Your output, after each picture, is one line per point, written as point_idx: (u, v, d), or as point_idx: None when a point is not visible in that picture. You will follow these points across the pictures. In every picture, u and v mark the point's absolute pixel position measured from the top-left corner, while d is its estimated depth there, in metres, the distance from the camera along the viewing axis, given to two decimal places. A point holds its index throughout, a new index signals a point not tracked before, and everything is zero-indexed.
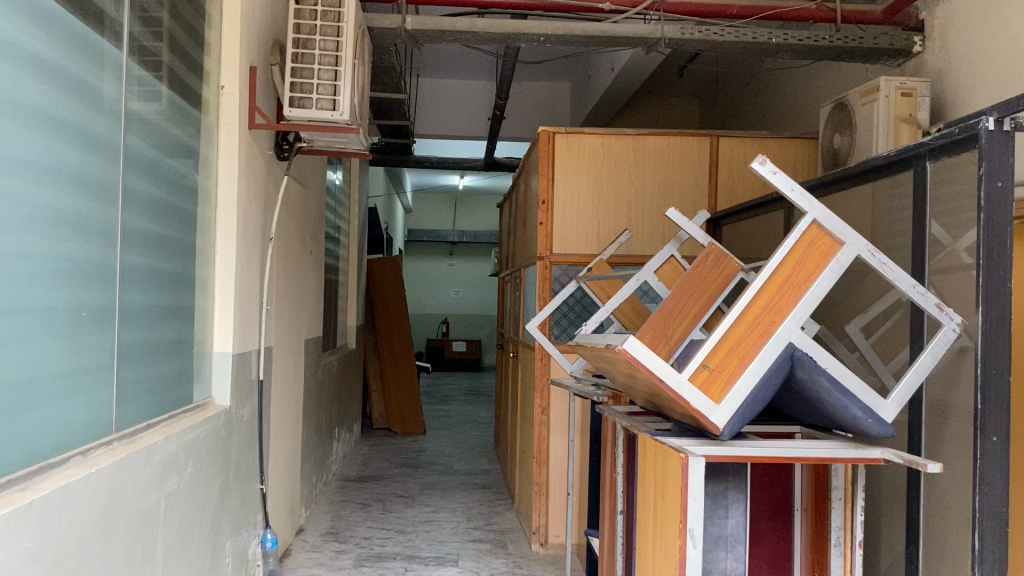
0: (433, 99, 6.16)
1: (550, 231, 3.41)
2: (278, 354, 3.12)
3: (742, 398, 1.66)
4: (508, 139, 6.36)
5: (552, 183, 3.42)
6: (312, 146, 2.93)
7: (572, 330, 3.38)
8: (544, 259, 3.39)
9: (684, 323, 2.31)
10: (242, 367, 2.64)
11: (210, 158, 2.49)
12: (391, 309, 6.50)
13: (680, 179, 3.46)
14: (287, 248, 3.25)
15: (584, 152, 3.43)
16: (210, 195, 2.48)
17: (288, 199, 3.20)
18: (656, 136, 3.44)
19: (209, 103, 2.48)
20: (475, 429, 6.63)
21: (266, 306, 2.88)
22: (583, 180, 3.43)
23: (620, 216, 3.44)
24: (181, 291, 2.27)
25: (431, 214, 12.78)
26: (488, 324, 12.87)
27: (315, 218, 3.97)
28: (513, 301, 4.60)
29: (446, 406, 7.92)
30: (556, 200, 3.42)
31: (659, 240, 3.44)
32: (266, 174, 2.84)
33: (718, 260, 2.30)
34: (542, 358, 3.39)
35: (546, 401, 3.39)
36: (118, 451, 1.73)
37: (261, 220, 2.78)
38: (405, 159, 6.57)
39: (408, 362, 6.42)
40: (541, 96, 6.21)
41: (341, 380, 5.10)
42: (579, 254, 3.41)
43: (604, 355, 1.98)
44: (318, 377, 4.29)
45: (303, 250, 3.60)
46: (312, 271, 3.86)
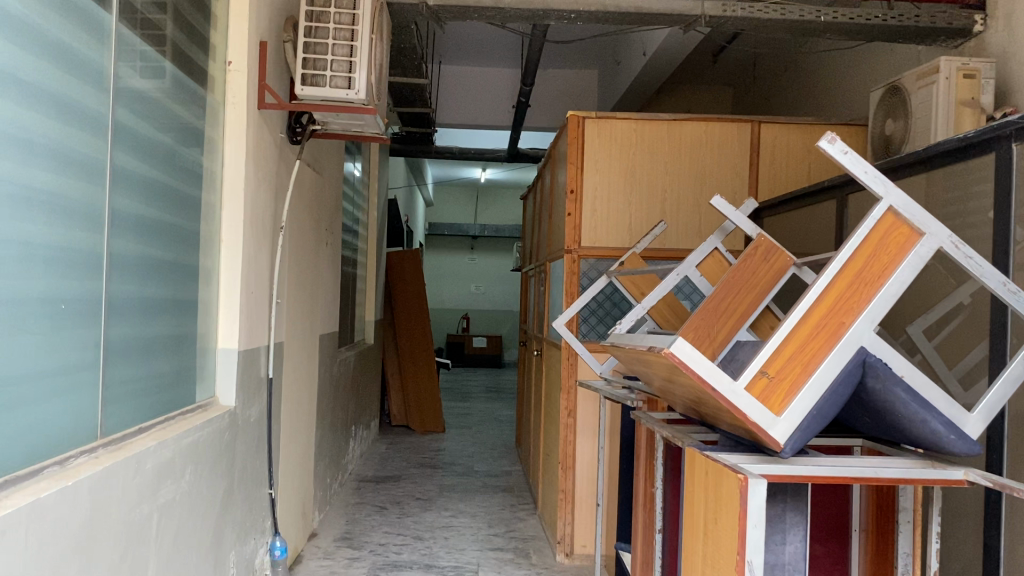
0: (455, 87, 5.97)
1: (578, 222, 3.20)
2: (289, 350, 2.94)
3: (806, 410, 1.46)
4: (532, 129, 6.16)
5: (581, 172, 3.21)
6: (327, 128, 2.75)
7: (600, 327, 3.18)
8: (572, 253, 3.19)
9: (730, 322, 2.11)
10: (249, 364, 2.46)
11: (215, 139, 2.31)
12: (411, 303, 6.32)
13: (719, 167, 3.24)
14: (300, 237, 3.08)
15: (615, 138, 3.21)
16: (215, 179, 2.30)
17: (301, 185, 3.02)
18: (693, 121, 3.23)
19: (215, 80, 2.30)
20: (496, 427, 6.45)
21: (276, 300, 2.71)
22: (614, 169, 3.22)
23: (653, 208, 3.23)
24: (182, 283, 2.09)
25: (453, 208, 12.59)
26: (509, 320, 12.68)
27: (332, 207, 3.79)
28: (537, 297, 4.41)
29: (466, 404, 7.74)
30: (585, 189, 3.21)
31: (695, 233, 3.22)
32: (278, 158, 2.66)
33: (768, 253, 2.11)
34: (570, 357, 3.19)
35: (572, 402, 3.18)
36: (102, 460, 1.55)
37: (271, 207, 2.60)
38: (426, 149, 6.38)
39: (428, 358, 6.24)
40: (568, 84, 6.01)
41: (359, 377, 4.93)
42: (610, 248, 3.20)
43: (643, 358, 1.77)
44: (334, 374, 4.12)
45: (317, 241, 3.42)
46: (327, 263, 3.68)
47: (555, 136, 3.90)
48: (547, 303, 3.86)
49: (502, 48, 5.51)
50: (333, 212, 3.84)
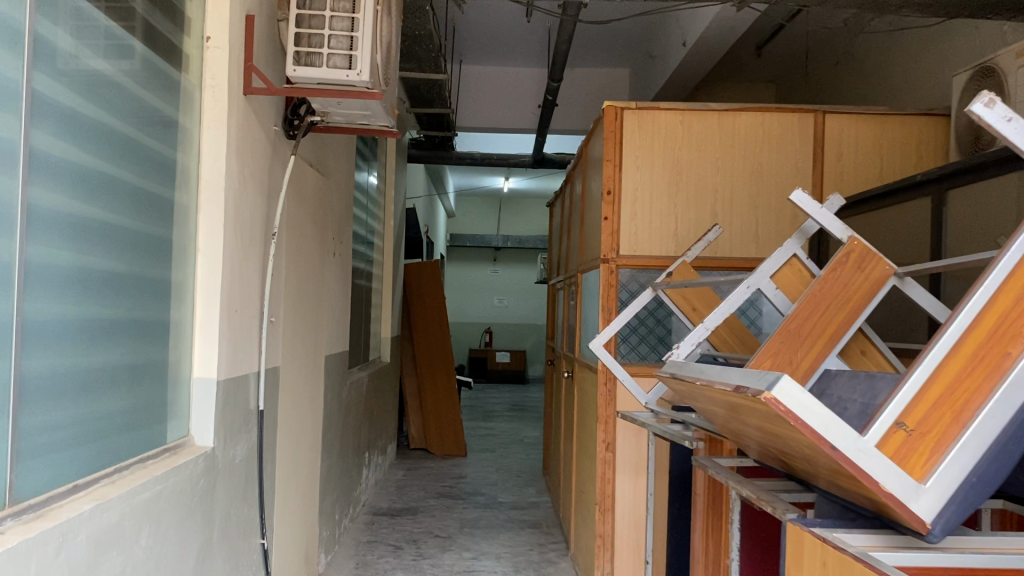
0: (477, 88, 5.60)
1: (616, 228, 2.80)
2: (285, 377, 2.56)
3: (964, 477, 1.03)
4: (559, 132, 5.77)
5: (619, 170, 2.81)
6: (328, 120, 2.38)
7: (641, 348, 2.78)
8: (609, 263, 2.79)
9: (816, 346, 1.71)
10: (233, 396, 2.08)
11: (190, 129, 1.93)
12: (430, 317, 5.93)
13: (777, 165, 2.83)
14: (299, 247, 2.70)
15: (658, 132, 2.82)
16: (188, 176, 1.92)
17: (300, 186, 2.64)
18: (747, 113, 2.83)
19: (190, 59, 1.93)
20: (522, 451, 6.05)
21: (268, 318, 2.33)
22: (657, 167, 2.82)
23: (702, 211, 2.82)
24: (142, 301, 1.71)
25: (475, 219, 12.23)
26: (533, 334, 12.26)
27: (340, 214, 3.42)
28: (567, 312, 4.01)
29: (489, 424, 7.34)
30: (624, 190, 2.81)
31: (751, 240, 2.82)
32: (270, 153, 2.29)
33: (862, 262, 1.70)
34: (607, 381, 2.78)
35: (610, 435, 2.78)
36: (7, 538, 1.16)
37: (262, 210, 2.23)
38: (446, 155, 6.02)
39: (448, 377, 5.85)
40: (598, 84, 5.63)
41: (373, 398, 4.55)
42: (652, 258, 2.80)
43: (721, 398, 1.37)
44: (344, 398, 3.74)
45: (321, 251, 3.04)
46: (334, 275, 3.30)
47: (585, 135, 3.50)
48: (580, 319, 3.46)
49: (526, 45, 5.14)
50: (341, 220, 3.47)
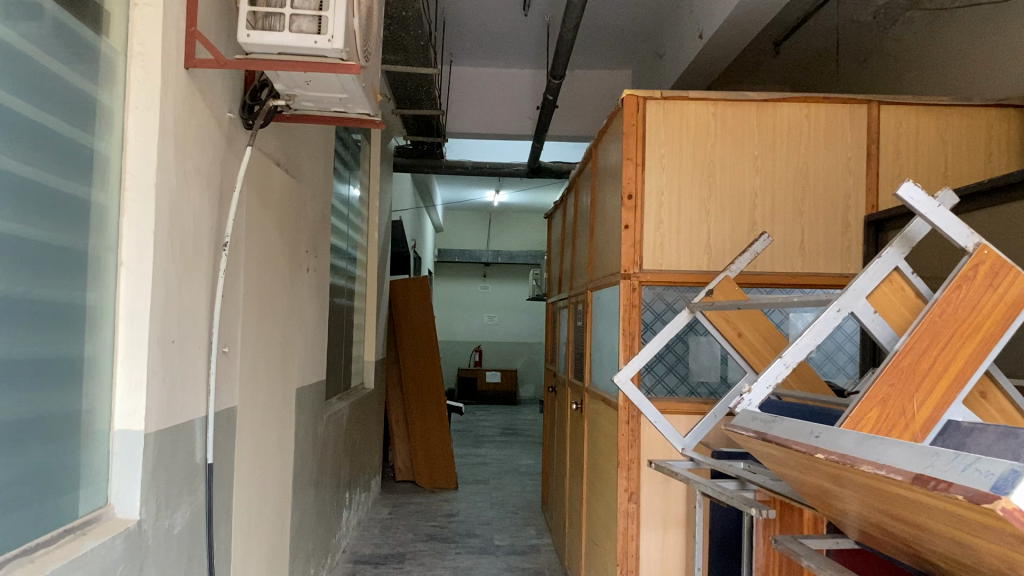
0: (468, 91, 5.19)
1: (639, 238, 2.38)
2: (243, 419, 2.11)
3: None
4: (557, 138, 5.36)
5: (642, 171, 2.39)
6: (294, 106, 1.95)
7: (670, 379, 2.41)
8: (630, 279, 2.37)
9: (935, 390, 1.28)
10: (170, 449, 1.63)
11: (112, 108, 1.48)
12: (418, 338, 5.48)
13: (825, 165, 2.43)
14: (262, 261, 2.26)
15: (687, 125, 2.41)
16: (109, 169, 1.48)
17: (262, 188, 2.21)
18: (790, 103, 2.42)
19: (112, 17, 1.49)
20: (517, 482, 5.60)
21: (218, 349, 1.88)
22: (685, 167, 2.40)
23: (740, 218, 2.40)
24: (35, 334, 1.26)
25: (464, 233, 11.82)
26: (523, 353, 11.83)
27: (316, 224, 2.98)
28: (572, 334, 3.58)
29: (481, 451, 6.89)
30: (648, 193, 2.39)
31: (797, 252, 2.40)
32: (222, 144, 1.86)
33: (995, 277, 1.27)
34: (630, 420, 2.35)
35: (633, 482, 2.34)
36: None
37: (211, 215, 1.78)
38: (435, 163, 5.60)
39: (438, 403, 5.39)
40: (599, 86, 5.24)
41: (354, 430, 4.09)
42: (682, 274, 2.38)
43: (851, 478, 0.94)
44: (321, 433, 3.28)
45: (292, 265, 2.61)
46: (309, 294, 2.86)
47: (594, 138, 3.09)
48: (590, 343, 3.04)
49: (522, 44, 4.74)
50: (318, 230, 3.03)
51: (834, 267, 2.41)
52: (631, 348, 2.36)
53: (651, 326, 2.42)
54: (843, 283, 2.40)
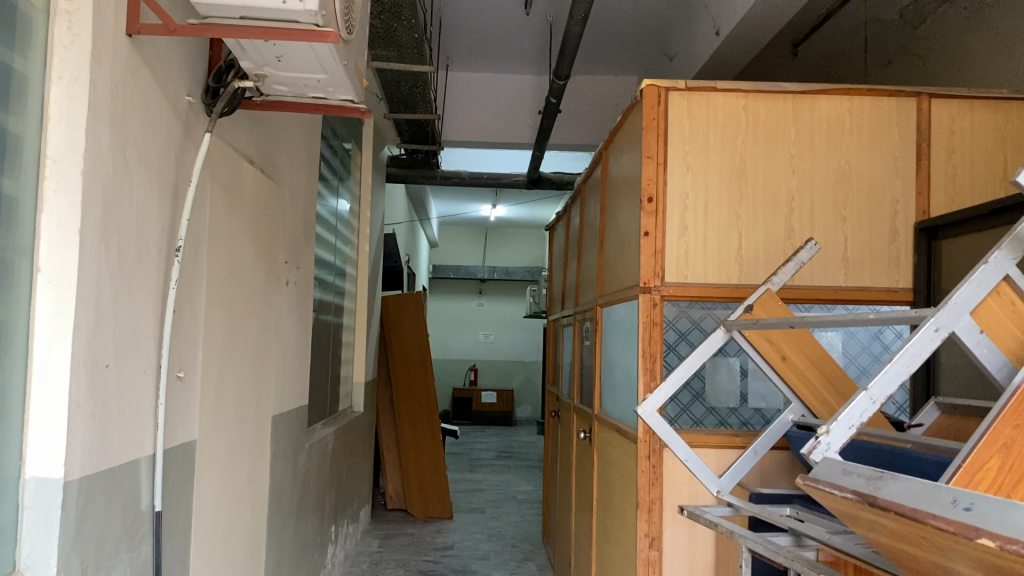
0: (464, 96, 4.92)
1: (660, 247, 2.09)
2: (204, 454, 1.81)
3: None
4: (559, 147, 5.09)
5: (663, 171, 2.11)
6: (264, 89, 1.66)
7: (697, 409, 2.14)
8: (651, 293, 2.08)
9: None
10: (102, 499, 1.32)
11: (27, 74, 1.18)
12: (411, 357, 5.18)
13: (869, 166, 2.15)
14: (232, 271, 1.97)
15: (714, 120, 2.13)
16: (22, 153, 1.18)
17: (230, 187, 1.92)
18: (830, 96, 2.15)
19: None
20: (515, 510, 5.28)
21: (169, 373, 1.58)
22: (713, 167, 2.13)
23: (774, 224, 2.13)
24: None
25: (460, 248, 11.54)
26: (520, 372, 11.52)
27: (298, 232, 2.69)
28: (578, 354, 3.29)
29: (477, 476, 6.57)
30: (671, 196, 2.11)
31: (839, 263, 2.12)
32: (177, 130, 1.57)
33: None
34: (651, 454, 2.05)
35: (655, 525, 2.05)
36: None
37: (159, 213, 1.48)
38: (430, 173, 5.32)
39: (433, 427, 5.08)
40: (604, 92, 4.97)
41: (342, 457, 3.79)
42: (710, 288, 2.10)
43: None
44: (303, 463, 2.97)
45: (268, 277, 2.31)
46: (288, 310, 2.56)
47: (603, 141, 2.81)
48: (601, 365, 2.75)
49: (523, 46, 4.48)
50: (301, 238, 2.74)
51: (880, 280, 2.13)
52: (652, 372, 2.08)
53: (675, 347, 2.14)
54: (890, 300, 2.12)
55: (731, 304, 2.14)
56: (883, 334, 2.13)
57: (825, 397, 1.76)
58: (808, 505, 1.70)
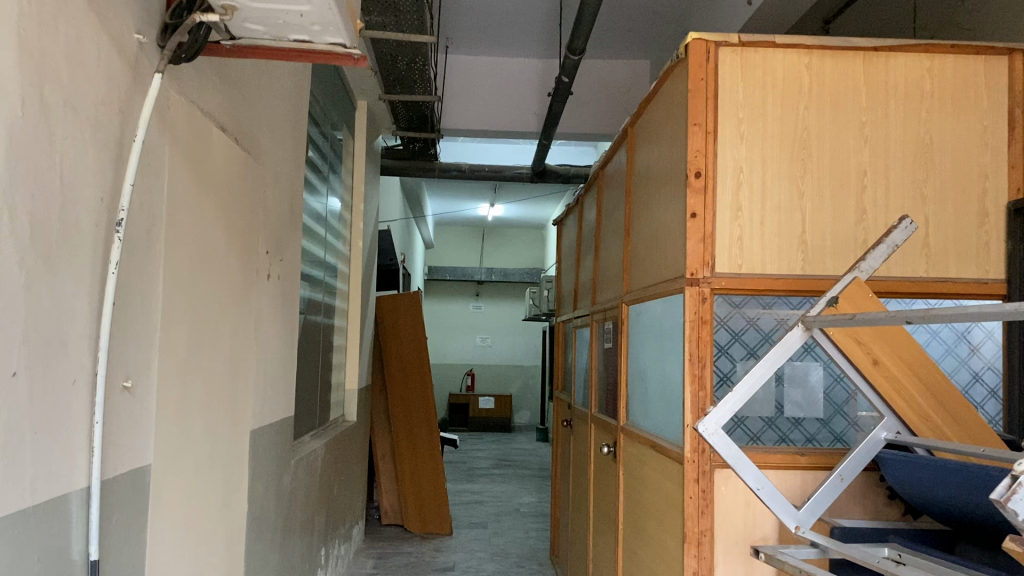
0: (465, 82, 4.59)
1: (711, 230, 1.76)
2: (162, 483, 1.47)
3: None
4: (566, 136, 4.77)
5: (713, 140, 1.78)
6: (235, 27, 1.33)
7: (753, 423, 1.82)
8: (699, 287, 1.75)
9: None
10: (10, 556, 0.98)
11: None
12: (408, 362, 4.84)
13: (953, 137, 1.83)
14: (201, 258, 1.64)
15: (771, 82, 1.81)
16: None
17: (195, 156, 1.58)
18: (906, 55, 1.83)
19: None
20: (519, 525, 4.95)
21: (111, 382, 1.24)
22: (771, 136, 1.80)
23: (842, 204, 1.80)
24: None
25: (456, 249, 11.22)
26: (518, 377, 11.17)
27: (283, 219, 2.36)
28: (597, 358, 2.95)
29: (477, 487, 6.23)
30: (722, 170, 1.78)
31: (920, 251, 1.80)
32: (121, 74, 1.23)
33: None
34: (700, 478, 1.73)
35: (705, 562, 1.72)
36: None
37: (91, 179, 1.14)
38: (427, 165, 4.99)
39: (431, 437, 4.74)
40: (614, 78, 4.65)
41: (333, 472, 3.45)
42: (769, 279, 1.77)
43: None
44: (290, 482, 2.64)
45: (247, 269, 1.98)
46: (270, 308, 2.23)
47: (623, 125, 2.47)
48: (628, 371, 2.42)
49: (530, 28, 4.16)
50: (287, 226, 2.41)
51: (967, 271, 1.81)
52: (701, 381, 1.75)
53: (727, 349, 1.81)
54: (979, 293, 1.80)
55: (793, 299, 1.82)
56: (970, 333, 1.81)
57: (922, 408, 1.45)
58: (910, 546, 1.40)
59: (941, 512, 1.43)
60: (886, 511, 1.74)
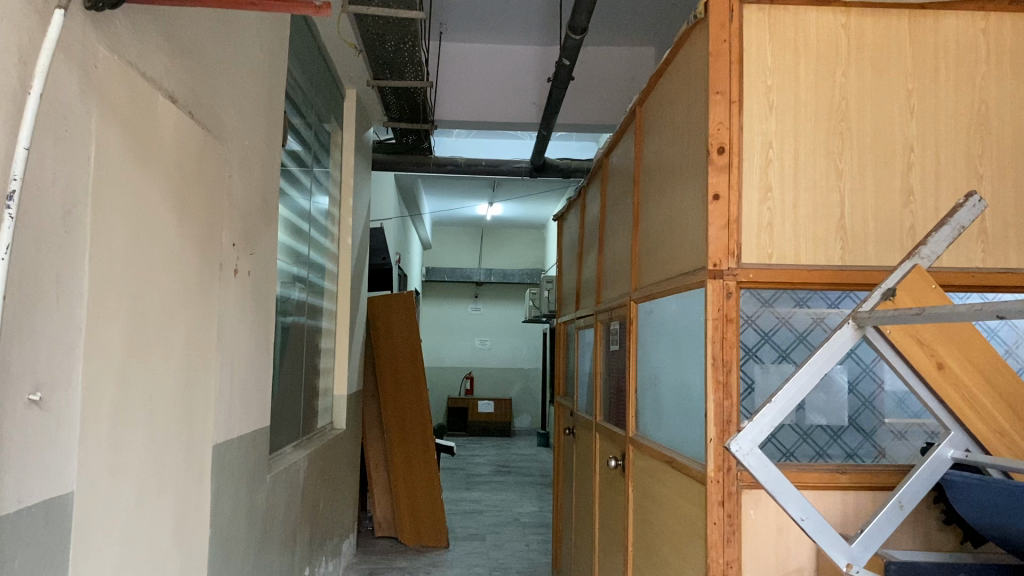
0: (461, 71, 4.36)
1: (736, 214, 1.53)
2: (90, 513, 1.24)
3: None
4: (567, 128, 4.54)
5: (737, 111, 1.55)
6: None
7: (785, 437, 1.58)
8: (722, 279, 1.52)
9: None
10: None
11: None
12: (401, 365, 4.59)
13: (1012, 108, 1.60)
14: (143, 247, 1.40)
15: (803, 45, 1.58)
16: None
17: (133, 127, 1.35)
18: (956, 15, 1.60)
19: None
20: (519, 537, 4.71)
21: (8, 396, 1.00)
22: (804, 106, 1.57)
23: (885, 185, 1.57)
24: None
25: (454, 250, 10.99)
26: (518, 380, 10.94)
27: (254, 208, 2.12)
28: (603, 360, 2.72)
29: (475, 495, 6.00)
30: (748, 146, 1.55)
31: (976, 238, 1.56)
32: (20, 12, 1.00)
33: None
34: (725, 501, 1.50)
35: None
36: None
37: None
38: (421, 160, 4.76)
39: (427, 444, 4.51)
40: (617, 67, 4.42)
41: (318, 484, 3.21)
42: (803, 270, 1.54)
43: None
44: (267, 499, 2.40)
45: (208, 262, 1.75)
46: (238, 307, 2.00)
47: (631, 105, 2.24)
48: (637, 376, 2.18)
49: (528, 12, 3.94)
50: (259, 216, 2.18)
51: None
52: (726, 389, 1.51)
53: (756, 352, 1.58)
54: None
55: (830, 293, 1.58)
56: None
57: (998, 422, 1.22)
58: None
59: (1023, 546, 1.18)
60: (939, 538, 1.50)
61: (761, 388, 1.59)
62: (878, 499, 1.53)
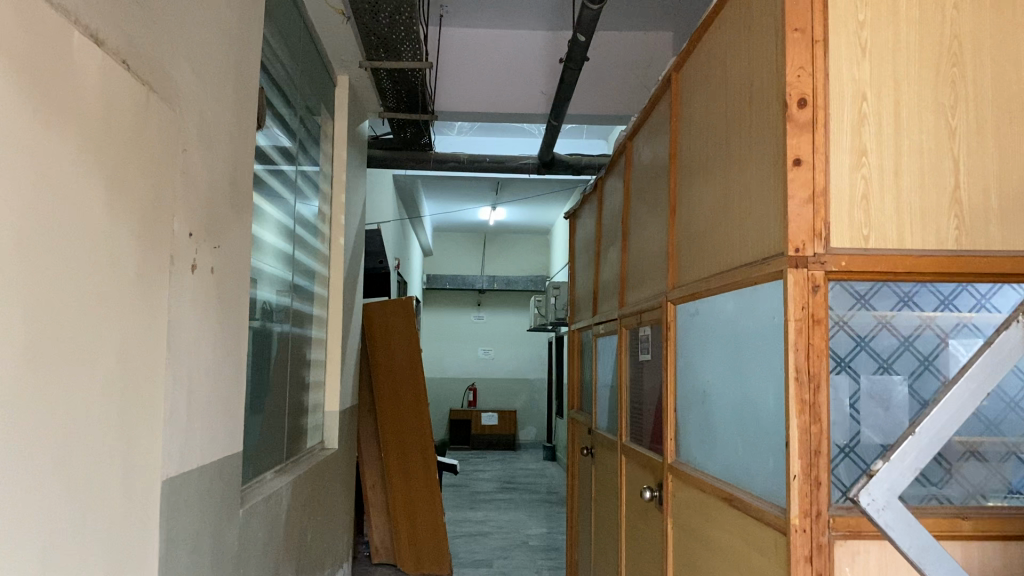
0: (463, 59, 4.03)
1: (824, 185, 1.19)
2: None
3: None
4: (578, 119, 4.21)
5: (822, 54, 1.21)
6: None
7: None
8: (807, 269, 1.18)
9: None
10: None
11: None
12: (399, 378, 4.24)
13: None
14: (51, 227, 1.06)
15: None
16: None
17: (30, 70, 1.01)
18: None
19: None
20: (529, 562, 4.36)
21: None
22: (904, 48, 1.23)
23: (1010, 147, 1.23)
24: None
25: (456, 257, 10.65)
26: (523, 391, 10.58)
27: (220, 194, 1.78)
28: (629, 371, 2.37)
29: (480, 515, 5.63)
30: (835, 98, 1.21)
31: None
32: None
33: None
34: (815, 557, 1.15)
35: None
36: None
37: None
38: (421, 155, 4.43)
39: (427, 462, 4.17)
40: (631, 55, 4.08)
41: (307, 513, 2.86)
42: (909, 256, 1.20)
43: None
44: (242, 536, 2.06)
45: (153, 254, 1.41)
46: (198, 311, 1.65)
47: (665, 71, 1.90)
48: (676, 392, 1.83)
49: None
50: (228, 203, 1.84)
51: None
52: (814, 411, 1.17)
53: (849, 364, 1.24)
54: None
55: (942, 287, 1.24)
56: None
57: None
58: None
59: None
60: None
61: (854, 410, 1.25)
62: (1009, 552, 1.18)
